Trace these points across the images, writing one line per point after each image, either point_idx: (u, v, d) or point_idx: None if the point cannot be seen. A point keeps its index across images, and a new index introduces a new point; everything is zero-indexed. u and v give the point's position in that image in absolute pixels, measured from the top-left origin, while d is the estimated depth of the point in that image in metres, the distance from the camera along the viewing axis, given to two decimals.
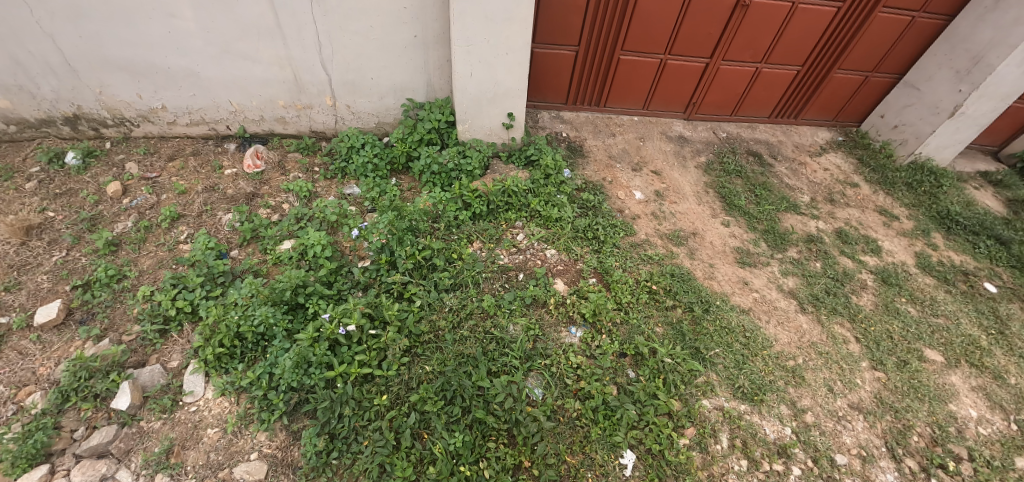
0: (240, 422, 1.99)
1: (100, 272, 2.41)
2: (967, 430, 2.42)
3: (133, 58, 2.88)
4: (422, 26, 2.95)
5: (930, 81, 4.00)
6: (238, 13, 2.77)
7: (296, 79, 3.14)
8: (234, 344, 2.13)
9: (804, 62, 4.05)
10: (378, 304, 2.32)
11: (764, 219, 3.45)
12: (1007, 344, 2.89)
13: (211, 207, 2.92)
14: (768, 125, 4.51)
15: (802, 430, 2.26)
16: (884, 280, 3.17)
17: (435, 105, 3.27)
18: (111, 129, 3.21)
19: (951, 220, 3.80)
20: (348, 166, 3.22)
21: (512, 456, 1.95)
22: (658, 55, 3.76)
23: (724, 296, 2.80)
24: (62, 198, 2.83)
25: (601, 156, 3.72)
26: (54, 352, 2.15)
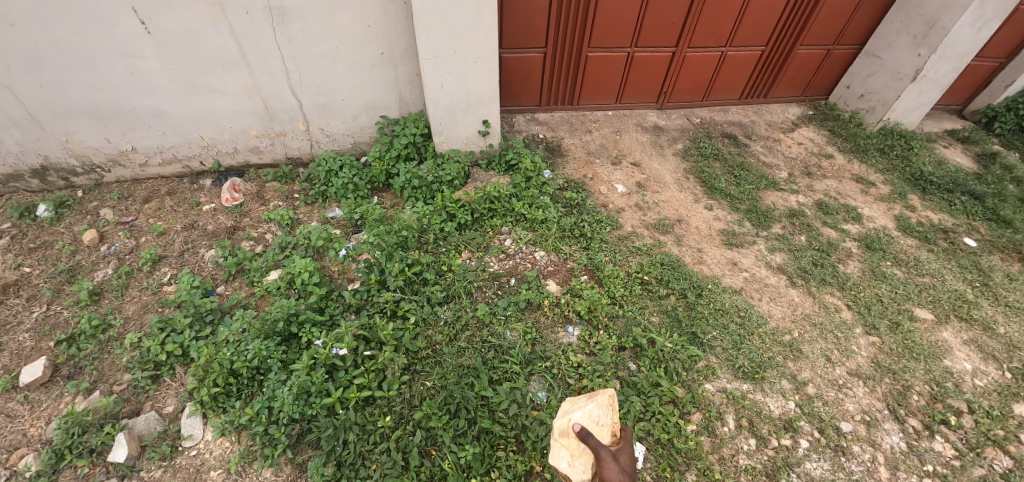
0: (244, 461, 1.94)
1: (84, 324, 2.35)
2: (964, 384, 2.47)
3: (97, 103, 2.83)
4: (388, 43, 2.95)
5: (889, 48, 4.11)
6: (201, 47, 2.74)
7: (267, 107, 3.11)
8: (229, 382, 2.09)
9: (767, 41, 4.14)
10: (372, 325, 2.30)
11: (745, 198, 3.50)
12: (992, 295, 2.97)
13: (193, 245, 2.87)
14: (739, 106, 4.59)
15: (805, 403, 2.28)
16: (868, 246, 3.23)
17: (409, 120, 3.28)
18: (81, 177, 3.14)
19: (925, 181, 3.89)
20: (328, 189, 3.20)
21: (523, 463, 1.94)
22: (625, 49, 3.80)
23: (715, 279, 2.83)
24: (37, 252, 2.76)
25: (580, 153, 3.75)
26: (43, 411, 2.09)
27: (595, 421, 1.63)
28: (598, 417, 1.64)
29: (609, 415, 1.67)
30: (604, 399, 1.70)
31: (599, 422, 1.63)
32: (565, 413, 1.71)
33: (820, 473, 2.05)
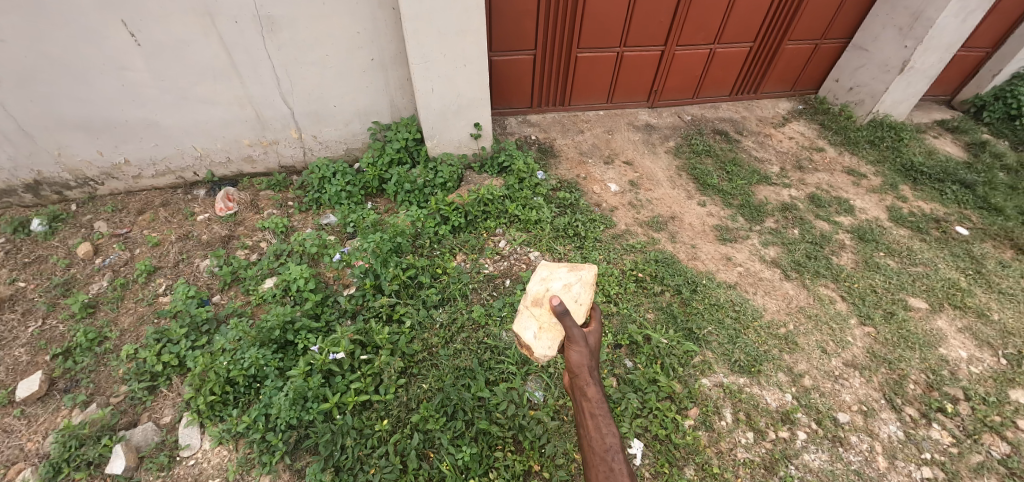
0: (242, 469, 1.93)
1: (80, 337, 2.35)
2: (959, 371, 2.49)
3: (89, 116, 2.83)
4: (378, 48, 2.97)
5: (876, 41, 4.15)
6: (192, 58, 2.75)
7: (258, 116, 3.12)
8: (226, 390, 2.09)
9: (755, 38, 4.17)
10: (368, 330, 2.30)
11: (738, 194, 3.52)
12: (985, 282, 2.99)
13: (188, 255, 2.87)
14: (730, 103, 4.62)
15: (802, 395, 2.29)
16: (861, 238, 3.25)
17: (401, 124, 3.30)
18: (75, 190, 3.15)
19: (916, 171, 3.92)
20: (321, 196, 3.20)
21: (521, 462, 1.94)
22: (614, 49, 3.83)
23: (710, 274, 2.84)
24: (32, 266, 2.76)
25: (572, 153, 3.76)
26: (40, 425, 2.08)
27: (574, 297, 1.68)
28: (577, 293, 1.69)
29: (588, 292, 1.71)
30: (587, 277, 1.73)
31: (578, 300, 1.68)
32: (545, 279, 1.78)
33: (818, 464, 2.06)
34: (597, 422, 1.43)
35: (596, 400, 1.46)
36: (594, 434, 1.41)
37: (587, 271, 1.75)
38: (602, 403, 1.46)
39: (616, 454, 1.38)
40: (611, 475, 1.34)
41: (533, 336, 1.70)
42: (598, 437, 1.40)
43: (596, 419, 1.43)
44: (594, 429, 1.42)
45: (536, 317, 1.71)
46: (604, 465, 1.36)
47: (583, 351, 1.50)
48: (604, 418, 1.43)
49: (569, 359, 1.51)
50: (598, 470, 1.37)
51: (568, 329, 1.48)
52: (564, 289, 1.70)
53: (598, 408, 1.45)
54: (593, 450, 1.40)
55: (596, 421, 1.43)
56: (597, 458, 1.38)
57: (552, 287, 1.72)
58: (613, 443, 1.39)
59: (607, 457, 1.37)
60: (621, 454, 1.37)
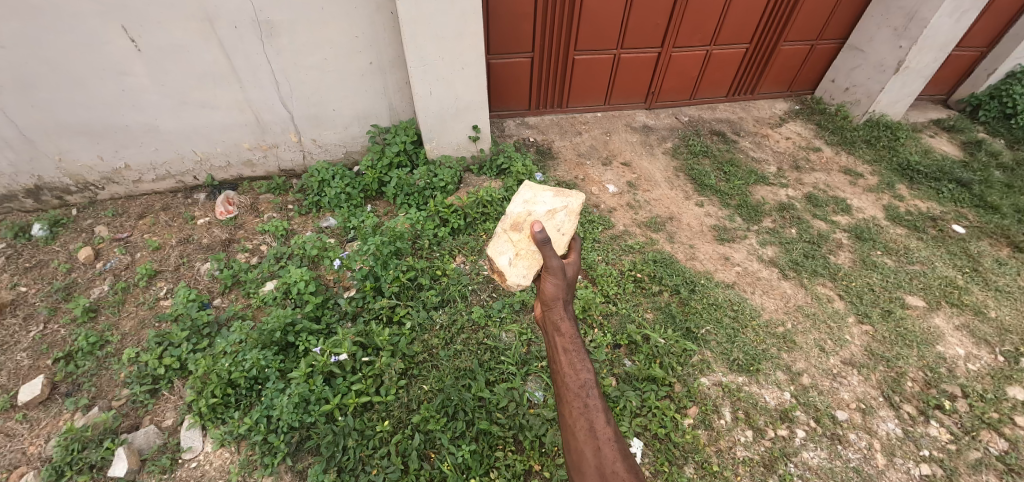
0: (244, 470, 1.94)
1: (81, 341, 2.35)
2: (957, 369, 2.50)
3: (89, 121, 2.85)
4: (377, 52, 2.99)
5: (871, 41, 4.18)
6: (192, 63, 2.78)
7: (258, 120, 3.14)
8: (227, 393, 2.09)
9: (751, 39, 4.20)
10: (368, 332, 2.31)
11: (736, 194, 3.54)
12: (982, 280, 3.01)
13: (188, 259, 2.89)
14: (727, 103, 4.65)
15: (800, 393, 2.30)
16: (858, 237, 3.27)
17: (400, 128, 3.32)
18: (75, 195, 3.16)
19: (913, 170, 3.94)
20: (321, 199, 3.22)
21: (522, 462, 1.95)
22: (611, 51, 3.85)
23: (708, 274, 2.86)
24: (33, 271, 2.77)
25: (571, 155, 3.78)
26: (42, 429, 2.09)
27: (556, 226, 1.90)
28: (560, 222, 1.91)
29: (570, 222, 1.93)
30: (571, 206, 1.95)
31: (560, 229, 1.90)
32: (528, 204, 1.99)
33: (817, 462, 2.07)
34: (572, 358, 1.45)
35: (570, 335, 1.50)
36: (570, 369, 1.42)
37: (572, 201, 1.97)
38: (575, 339, 1.49)
39: (591, 391, 1.38)
40: (585, 410, 1.35)
41: (509, 260, 1.91)
42: (573, 373, 1.41)
43: (571, 355, 1.45)
44: (569, 365, 1.43)
45: (515, 244, 1.93)
46: (579, 400, 1.36)
47: (559, 284, 1.56)
48: (579, 354, 1.46)
49: (545, 292, 1.56)
50: (572, 406, 1.37)
51: (549, 257, 1.53)
52: (548, 216, 1.91)
53: (572, 344, 1.48)
54: (568, 385, 1.39)
55: (570, 357, 1.45)
56: (571, 395, 1.38)
57: (535, 214, 1.92)
58: (588, 379, 1.40)
59: (582, 394, 1.37)
60: (595, 390, 1.38)
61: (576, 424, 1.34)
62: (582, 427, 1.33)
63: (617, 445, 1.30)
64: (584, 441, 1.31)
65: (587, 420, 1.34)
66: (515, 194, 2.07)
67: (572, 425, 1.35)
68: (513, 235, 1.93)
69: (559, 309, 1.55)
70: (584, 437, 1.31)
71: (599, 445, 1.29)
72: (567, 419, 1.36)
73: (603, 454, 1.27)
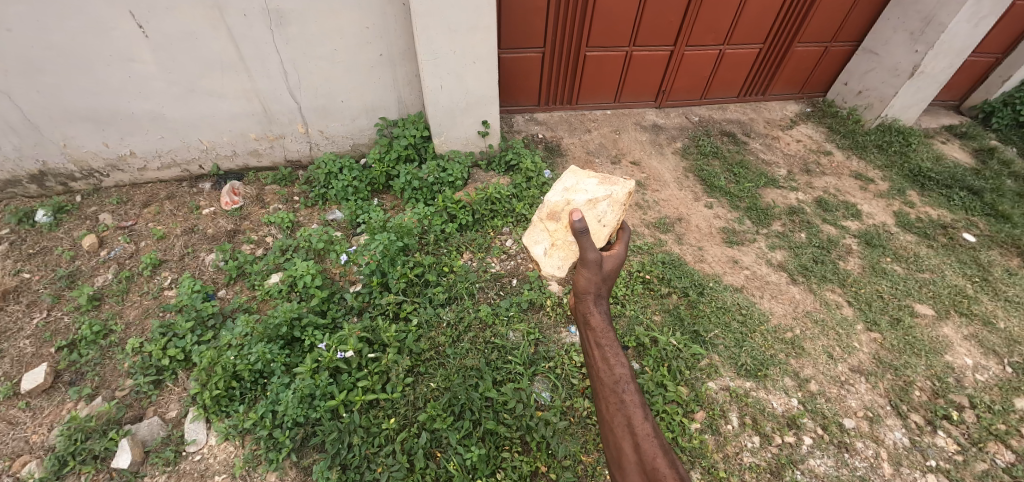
0: (248, 465, 1.93)
1: (85, 329, 2.34)
2: (965, 379, 2.48)
3: (95, 107, 2.82)
4: (388, 44, 2.95)
5: (886, 45, 4.13)
6: (200, 51, 2.74)
7: (265, 110, 3.10)
8: (232, 386, 2.08)
9: (765, 39, 4.15)
10: (375, 328, 2.30)
11: (745, 196, 3.51)
12: (992, 289, 2.98)
13: (193, 249, 2.86)
14: (737, 104, 4.60)
15: (808, 400, 2.29)
16: (867, 243, 3.24)
17: (409, 121, 3.28)
18: (79, 182, 3.13)
19: (924, 177, 3.90)
20: (327, 191, 3.19)
21: (528, 463, 1.94)
22: (623, 48, 3.81)
23: (716, 277, 2.83)
24: (36, 258, 2.75)
25: (580, 152, 3.75)
26: (45, 417, 2.08)
27: (597, 216, 1.96)
28: (601, 213, 1.96)
29: (613, 213, 1.97)
30: (615, 195, 1.98)
31: (602, 220, 1.96)
32: (569, 192, 2.09)
33: (824, 469, 2.06)
34: (606, 354, 1.56)
35: (601, 329, 1.61)
36: (604, 365, 1.54)
37: (617, 190, 2.00)
38: (608, 335, 1.60)
39: (626, 387, 1.48)
40: (623, 405, 1.45)
41: (545, 250, 2.10)
42: (608, 370, 1.52)
43: (604, 351, 1.56)
44: (603, 360, 1.55)
45: (552, 234, 2.09)
46: (615, 397, 1.47)
47: (593, 278, 1.63)
48: (613, 349, 1.56)
49: (577, 286, 1.65)
50: (610, 402, 1.48)
51: (587, 250, 1.57)
52: (588, 205, 1.98)
53: (605, 338, 1.59)
54: (604, 382, 1.50)
55: (604, 352, 1.56)
56: (609, 391, 1.49)
57: (573, 204, 2.02)
58: (623, 375, 1.50)
59: (618, 390, 1.47)
60: (631, 386, 1.47)
61: (614, 420, 1.45)
62: (620, 422, 1.43)
63: (656, 441, 1.37)
64: (622, 435, 1.41)
65: (624, 415, 1.43)
66: (558, 181, 2.18)
67: (611, 420, 1.46)
68: (550, 224, 2.09)
69: (591, 303, 1.65)
70: (623, 433, 1.42)
71: (639, 441, 1.37)
72: (605, 415, 1.48)
73: (642, 449, 1.35)
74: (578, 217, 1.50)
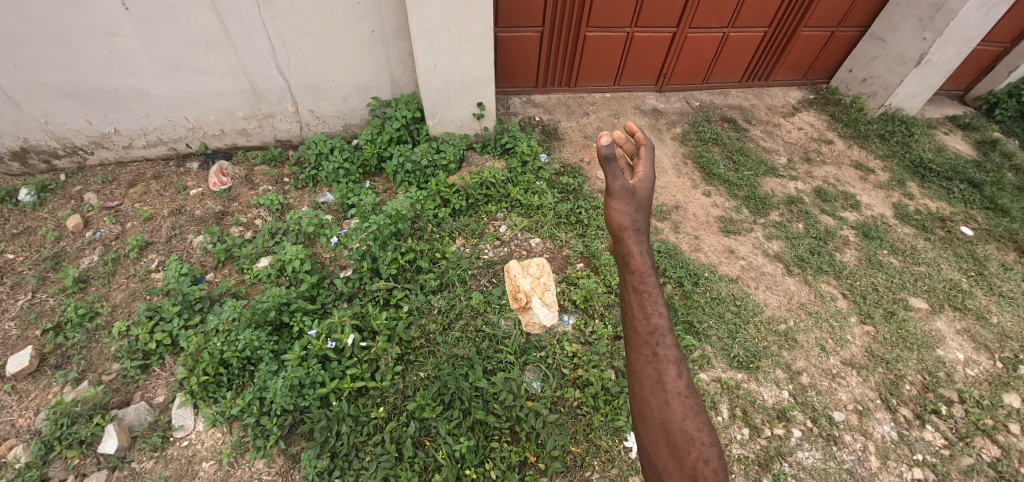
0: (235, 452, 1.92)
1: (71, 312, 2.30)
2: (956, 374, 2.49)
3: (75, 82, 2.70)
4: (380, 21, 2.83)
5: (895, 31, 4.02)
6: (183, 24, 2.62)
7: (253, 88, 3.00)
8: (219, 372, 2.06)
9: (771, 22, 4.03)
10: (365, 314, 2.27)
11: (744, 185, 3.45)
12: (987, 284, 2.98)
13: (180, 231, 2.80)
14: (739, 90, 4.50)
15: (799, 392, 2.29)
16: (865, 235, 3.21)
17: (402, 102, 3.18)
18: (63, 160, 3.03)
19: (925, 168, 3.86)
20: (318, 173, 3.11)
21: (517, 453, 1.94)
22: (624, 29, 3.69)
23: (712, 267, 2.80)
24: (19, 238, 2.67)
25: (577, 137, 3.67)
26: (31, 401, 2.05)
27: None
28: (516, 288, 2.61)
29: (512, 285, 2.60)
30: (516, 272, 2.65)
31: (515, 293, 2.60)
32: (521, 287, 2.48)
33: (812, 462, 2.08)
34: (642, 299, 1.22)
35: (642, 271, 1.24)
36: (639, 311, 1.20)
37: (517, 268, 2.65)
38: (647, 277, 1.24)
39: (662, 339, 1.17)
40: (655, 360, 1.15)
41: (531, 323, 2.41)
42: (643, 318, 1.19)
43: (642, 295, 1.22)
44: (639, 305, 1.21)
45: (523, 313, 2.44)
46: (647, 348, 1.17)
47: (626, 209, 1.29)
48: (652, 293, 1.22)
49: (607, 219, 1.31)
50: (640, 353, 1.18)
51: (611, 179, 1.25)
52: None
53: (644, 283, 1.23)
54: (637, 330, 1.19)
55: (641, 296, 1.22)
56: (641, 341, 1.18)
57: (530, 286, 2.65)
58: (660, 325, 1.19)
59: (652, 342, 1.17)
60: (669, 338, 1.17)
61: (643, 374, 1.16)
62: (649, 377, 1.15)
63: (691, 402, 1.11)
64: (650, 391, 1.13)
65: (656, 370, 1.15)
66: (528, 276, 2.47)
67: (638, 373, 1.17)
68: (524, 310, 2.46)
69: (630, 240, 1.28)
70: (651, 389, 1.14)
71: (668, 399, 1.11)
72: (633, 366, 1.18)
73: (671, 409, 1.10)
74: (604, 144, 1.17)
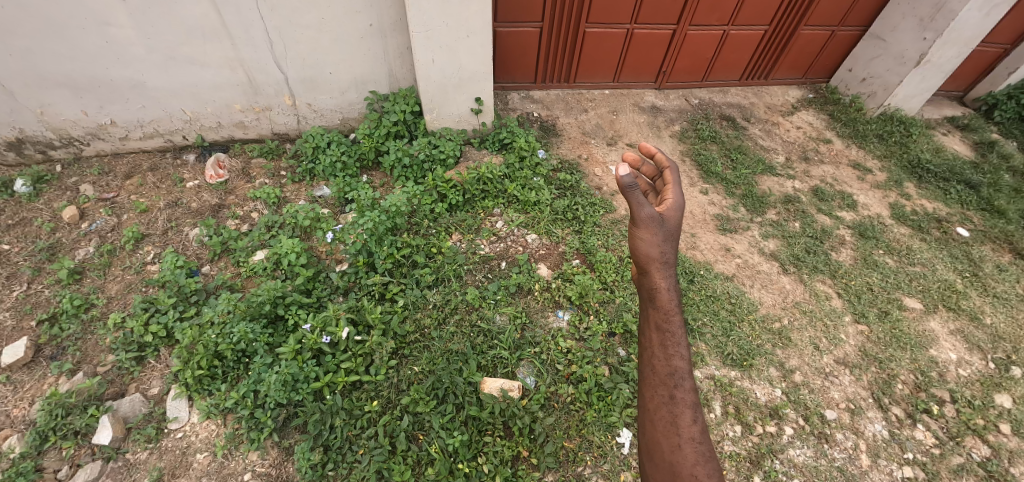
0: (230, 444, 1.93)
1: (66, 303, 2.29)
2: (948, 374, 2.51)
3: (71, 73, 2.69)
4: (378, 14, 2.81)
5: (895, 30, 4.01)
6: (180, 16, 2.60)
7: (250, 80, 2.98)
8: (214, 364, 2.06)
9: (771, 20, 4.01)
10: (360, 308, 2.27)
11: (742, 183, 3.45)
12: (982, 285, 2.99)
13: (176, 223, 2.79)
14: (739, 88, 4.50)
15: (791, 391, 2.31)
16: (862, 234, 3.22)
17: (400, 96, 3.18)
18: (59, 150, 3.02)
19: (922, 168, 3.86)
20: (315, 166, 3.10)
21: (510, 448, 1.95)
22: (624, 25, 3.68)
23: (708, 265, 2.81)
24: (15, 229, 2.66)
25: (575, 133, 3.66)
26: (26, 391, 2.05)
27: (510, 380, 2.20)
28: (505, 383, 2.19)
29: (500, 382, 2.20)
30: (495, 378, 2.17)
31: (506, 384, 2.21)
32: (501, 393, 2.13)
33: (803, 459, 2.09)
34: (666, 339, 1.40)
35: (666, 310, 1.43)
36: (661, 352, 1.38)
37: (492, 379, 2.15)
38: (672, 318, 1.43)
39: (680, 381, 1.34)
40: (671, 401, 1.31)
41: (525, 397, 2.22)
42: (665, 358, 1.37)
43: (665, 335, 1.40)
44: (661, 345, 1.39)
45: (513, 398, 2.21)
46: (665, 390, 1.33)
47: (654, 239, 1.47)
48: (675, 336, 1.40)
49: (638, 249, 1.49)
50: (656, 392, 1.35)
51: (639, 207, 1.45)
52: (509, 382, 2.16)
53: (668, 323, 1.42)
54: (657, 369, 1.37)
55: (664, 336, 1.40)
56: (659, 380, 1.35)
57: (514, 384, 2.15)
58: (680, 368, 1.36)
59: (671, 383, 1.34)
60: (687, 382, 1.34)
61: (657, 413, 1.32)
62: (663, 418, 1.30)
63: (703, 449, 1.24)
64: (664, 431, 1.29)
65: (670, 412, 1.30)
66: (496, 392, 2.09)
67: (653, 412, 1.33)
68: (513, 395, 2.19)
69: (657, 274, 1.47)
70: (664, 431, 1.29)
71: (680, 444, 1.25)
72: (648, 405, 1.35)
73: (682, 452, 1.24)
74: (624, 172, 1.38)
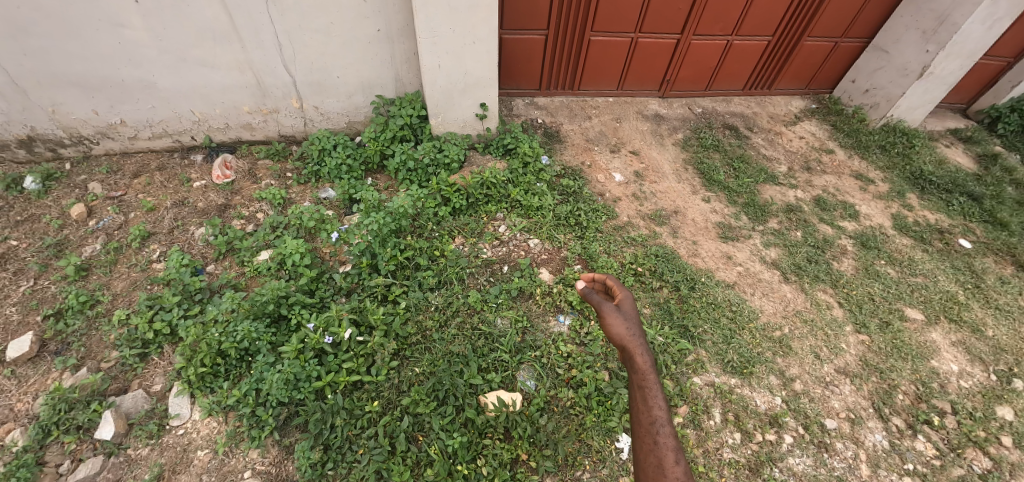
0: (230, 441, 1.94)
1: (72, 299, 2.32)
2: (949, 385, 2.50)
3: (84, 73, 2.74)
4: (385, 20, 2.85)
5: (898, 43, 4.03)
6: (192, 18, 2.65)
7: (258, 83, 3.03)
8: (217, 362, 2.07)
9: (774, 31, 4.05)
10: (362, 309, 2.29)
11: (744, 192, 3.47)
12: (984, 297, 2.98)
13: (182, 222, 2.82)
14: (742, 97, 4.52)
15: (791, 399, 2.31)
16: (863, 244, 3.22)
17: (406, 100, 3.21)
18: (69, 149, 3.06)
19: (924, 180, 3.87)
20: (320, 168, 3.13)
21: (509, 451, 1.96)
22: (629, 34, 3.72)
23: (709, 272, 2.82)
24: (23, 225, 2.69)
25: (579, 140, 3.69)
26: (30, 386, 2.07)
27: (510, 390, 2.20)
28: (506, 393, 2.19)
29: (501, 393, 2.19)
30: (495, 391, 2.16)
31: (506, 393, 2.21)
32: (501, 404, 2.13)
33: (802, 468, 2.09)
34: (646, 394, 1.46)
35: (644, 370, 1.50)
36: (642, 405, 1.44)
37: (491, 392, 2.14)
38: (651, 375, 1.49)
39: (662, 428, 1.37)
40: (655, 447, 1.34)
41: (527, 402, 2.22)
42: (646, 410, 1.42)
43: (644, 390, 1.46)
44: (642, 400, 1.45)
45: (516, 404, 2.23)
46: (649, 437, 1.37)
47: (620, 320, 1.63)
48: (653, 390, 1.45)
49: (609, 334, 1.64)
50: (644, 443, 1.38)
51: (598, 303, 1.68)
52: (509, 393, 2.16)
53: (647, 379, 1.48)
54: (640, 422, 1.42)
55: (644, 392, 1.46)
56: (643, 431, 1.40)
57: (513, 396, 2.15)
58: (660, 416, 1.40)
59: (652, 430, 1.38)
60: (667, 427, 1.36)
61: (646, 461, 1.34)
62: (651, 463, 1.32)
63: None
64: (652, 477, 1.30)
65: (656, 457, 1.32)
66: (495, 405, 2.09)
67: (643, 461, 1.35)
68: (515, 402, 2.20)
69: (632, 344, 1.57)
70: (654, 475, 1.30)
71: None
72: (638, 456, 1.37)
73: None
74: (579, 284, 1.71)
